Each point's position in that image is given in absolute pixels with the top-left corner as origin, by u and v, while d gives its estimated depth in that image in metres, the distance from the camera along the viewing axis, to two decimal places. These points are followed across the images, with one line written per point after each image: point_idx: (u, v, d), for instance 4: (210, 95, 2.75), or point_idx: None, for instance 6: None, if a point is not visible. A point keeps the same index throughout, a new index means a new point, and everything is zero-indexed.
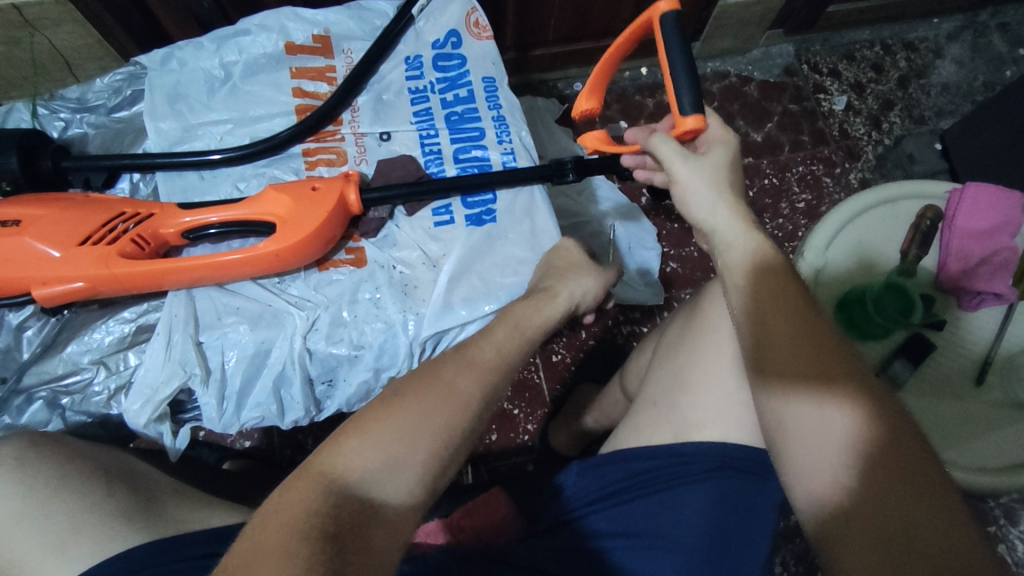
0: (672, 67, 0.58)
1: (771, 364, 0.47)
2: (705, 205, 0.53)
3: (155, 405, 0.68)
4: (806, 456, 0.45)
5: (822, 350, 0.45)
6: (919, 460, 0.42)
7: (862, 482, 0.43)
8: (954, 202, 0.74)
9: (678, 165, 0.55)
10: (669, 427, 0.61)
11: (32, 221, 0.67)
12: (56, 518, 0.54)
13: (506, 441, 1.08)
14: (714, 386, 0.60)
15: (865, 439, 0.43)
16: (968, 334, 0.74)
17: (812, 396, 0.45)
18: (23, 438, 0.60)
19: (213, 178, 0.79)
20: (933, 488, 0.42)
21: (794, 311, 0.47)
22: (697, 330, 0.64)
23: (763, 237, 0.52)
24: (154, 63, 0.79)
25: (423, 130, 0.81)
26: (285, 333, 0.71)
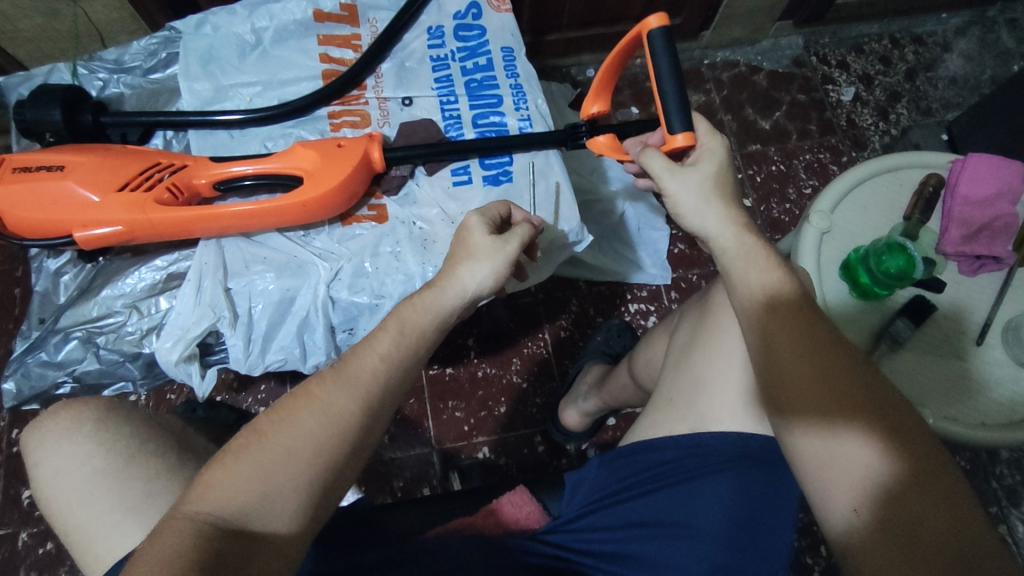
0: (663, 94, 0.63)
1: (787, 400, 0.48)
2: (697, 217, 0.57)
3: (187, 343, 0.72)
4: (828, 487, 0.46)
5: (834, 383, 0.47)
6: (943, 487, 0.43)
7: (886, 510, 0.44)
8: (956, 170, 0.77)
9: (666, 179, 0.59)
10: (686, 422, 0.64)
11: (74, 166, 0.71)
12: (131, 483, 0.57)
13: (514, 412, 1.12)
14: (726, 384, 0.63)
15: (876, 454, 0.45)
16: (971, 298, 0.76)
17: (829, 428, 0.46)
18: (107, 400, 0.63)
19: (242, 137, 0.83)
20: (947, 498, 0.43)
21: (807, 347, 0.49)
22: (709, 331, 0.67)
23: (756, 244, 0.55)
24: (189, 28, 0.83)
25: (443, 96, 0.84)
26: (310, 282, 0.75)
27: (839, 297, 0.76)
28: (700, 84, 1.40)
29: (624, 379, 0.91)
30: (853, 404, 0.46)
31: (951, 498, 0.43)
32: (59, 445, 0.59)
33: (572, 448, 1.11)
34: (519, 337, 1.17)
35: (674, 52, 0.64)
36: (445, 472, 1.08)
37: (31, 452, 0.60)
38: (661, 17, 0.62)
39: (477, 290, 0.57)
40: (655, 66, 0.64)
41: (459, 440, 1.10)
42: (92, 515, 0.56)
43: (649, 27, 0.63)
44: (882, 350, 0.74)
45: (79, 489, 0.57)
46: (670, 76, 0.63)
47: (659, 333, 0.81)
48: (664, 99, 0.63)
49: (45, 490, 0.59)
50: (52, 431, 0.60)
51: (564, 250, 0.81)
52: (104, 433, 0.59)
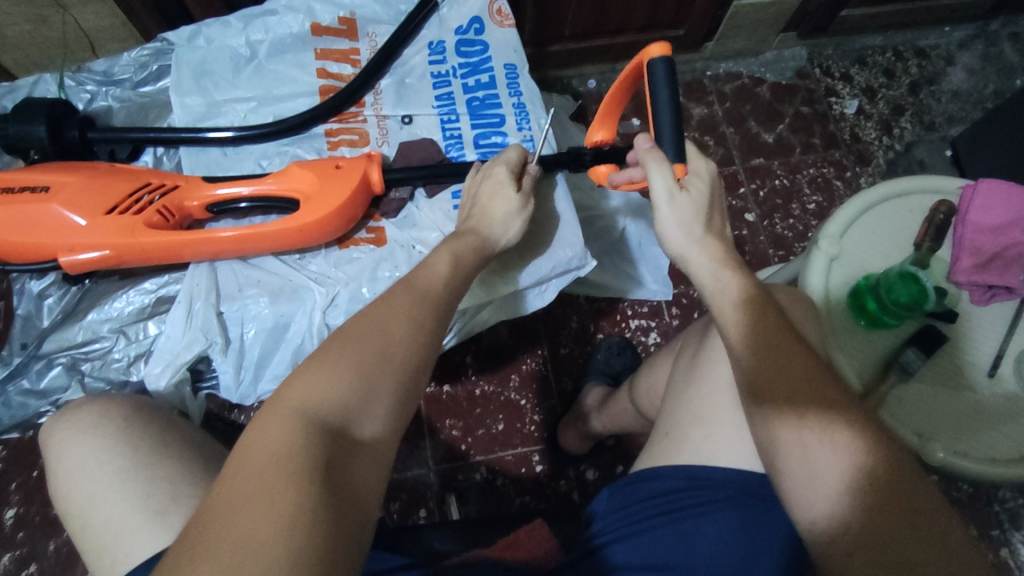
0: (658, 118, 0.62)
1: (767, 399, 0.50)
2: (680, 243, 0.58)
3: (176, 368, 0.70)
4: (807, 485, 0.48)
5: (810, 383, 0.50)
6: (909, 482, 0.46)
7: (860, 503, 0.46)
8: (968, 196, 0.75)
9: (663, 202, 0.58)
10: (681, 458, 0.61)
11: (60, 187, 0.69)
12: (158, 483, 0.57)
13: (513, 430, 1.10)
14: (725, 419, 0.60)
15: (852, 463, 0.47)
16: (983, 328, 0.75)
17: (805, 425, 0.49)
18: (129, 403, 0.63)
19: (236, 155, 0.81)
20: (914, 505, 0.45)
21: (783, 350, 0.52)
22: (706, 363, 0.65)
23: (736, 273, 0.57)
24: (182, 40, 0.81)
25: (444, 114, 0.82)
26: (304, 307, 0.72)
27: (847, 324, 0.74)
28: (703, 96, 1.37)
29: (626, 404, 0.90)
30: (828, 403, 0.49)
31: (918, 492, 0.46)
32: (86, 436, 0.60)
33: (572, 469, 1.09)
34: (518, 353, 1.15)
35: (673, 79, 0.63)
36: (442, 492, 1.06)
37: (58, 443, 0.61)
38: (665, 46, 0.61)
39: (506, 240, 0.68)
40: (652, 92, 0.63)
41: (456, 460, 1.08)
42: (117, 514, 0.56)
43: (652, 55, 0.62)
44: (892, 380, 0.71)
45: (102, 486, 0.57)
46: (669, 104, 0.63)
47: (663, 358, 0.78)
48: (658, 125, 0.63)
49: (67, 484, 0.59)
50: (81, 423, 0.61)
51: (569, 275, 0.80)
52: (132, 431, 0.60)
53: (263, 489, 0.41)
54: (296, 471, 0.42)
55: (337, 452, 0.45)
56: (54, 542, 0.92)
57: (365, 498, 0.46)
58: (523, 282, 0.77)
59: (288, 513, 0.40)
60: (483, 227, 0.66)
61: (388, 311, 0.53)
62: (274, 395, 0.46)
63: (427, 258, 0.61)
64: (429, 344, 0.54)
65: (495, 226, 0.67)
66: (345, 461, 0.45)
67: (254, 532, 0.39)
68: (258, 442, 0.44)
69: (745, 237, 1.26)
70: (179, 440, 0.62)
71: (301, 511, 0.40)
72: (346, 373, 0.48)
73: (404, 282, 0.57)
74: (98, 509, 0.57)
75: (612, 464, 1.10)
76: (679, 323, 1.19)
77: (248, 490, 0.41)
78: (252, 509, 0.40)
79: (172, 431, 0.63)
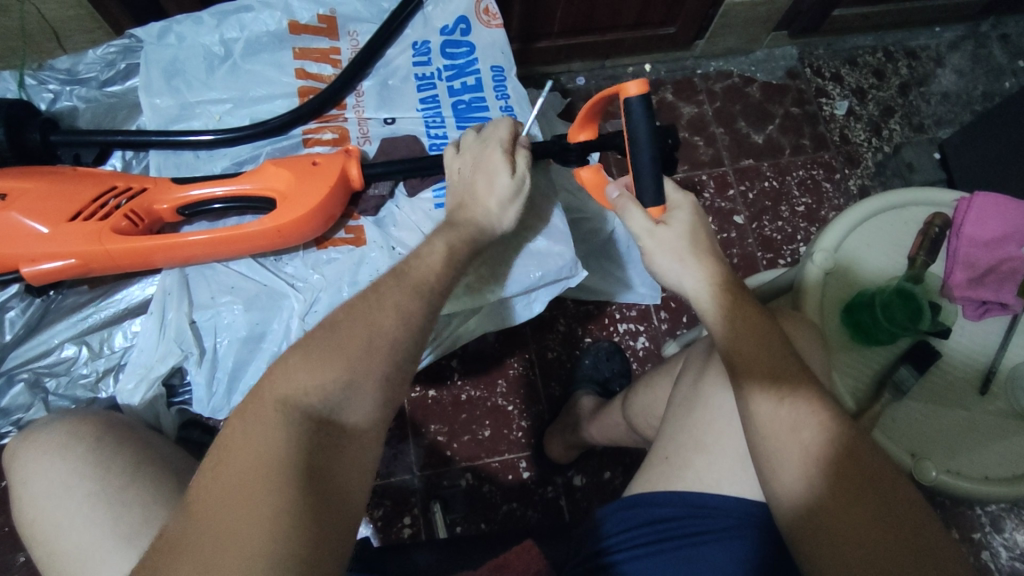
0: (637, 162, 0.61)
1: (744, 375, 0.53)
2: (674, 277, 0.59)
3: (149, 382, 0.67)
4: (779, 460, 0.49)
5: (788, 365, 0.52)
6: (874, 466, 0.47)
7: (829, 487, 0.47)
8: (962, 209, 0.73)
9: (645, 238, 0.60)
10: (679, 483, 0.59)
11: (18, 195, 0.65)
12: (130, 509, 0.54)
13: (500, 436, 1.08)
14: (719, 446, 0.59)
15: (824, 441, 0.48)
16: (974, 343, 0.74)
17: (780, 400, 0.50)
18: (96, 423, 0.59)
19: (209, 156, 0.77)
20: (880, 487, 0.46)
21: (761, 334, 0.54)
22: (709, 387, 0.62)
23: (721, 295, 0.57)
24: (151, 36, 0.76)
25: (429, 117, 0.79)
26: (282, 315, 0.70)
27: (842, 341, 0.73)
28: (692, 95, 1.35)
29: (615, 417, 0.88)
30: (802, 385, 0.51)
31: (886, 477, 0.47)
32: (52, 460, 0.56)
33: (559, 476, 1.07)
34: (504, 356, 1.12)
35: (654, 115, 0.60)
36: (427, 500, 1.04)
37: (21, 465, 0.57)
38: (641, 85, 0.58)
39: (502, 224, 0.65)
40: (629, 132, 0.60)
41: (441, 467, 1.06)
42: (85, 542, 0.53)
43: (627, 93, 0.59)
44: (885, 399, 0.71)
45: (68, 512, 0.54)
46: (647, 148, 0.60)
47: (660, 378, 0.77)
48: (637, 172, 0.61)
49: (33, 510, 0.55)
50: (47, 444, 0.57)
51: (558, 285, 0.77)
52: (102, 453, 0.56)
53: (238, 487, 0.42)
54: (275, 473, 0.43)
55: (318, 445, 0.46)
56: (23, 555, 0.88)
57: (344, 509, 0.46)
58: (509, 289, 0.74)
59: (266, 529, 0.40)
60: (478, 215, 0.64)
61: (371, 330, 0.51)
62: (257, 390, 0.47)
63: (421, 247, 0.60)
64: (409, 367, 0.52)
65: (493, 216, 0.64)
66: (326, 453, 0.46)
67: (227, 529, 0.40)
68: (237, 442, 0.44)
69: (734, 240, 1.25)
70: (150, 461, 0.58)
71: (278, 514, 0.41)
72: None
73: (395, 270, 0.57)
74: (67, 537, 0.53)
75: (599, 470, 1.08)
76: (667, 327, 1.17)
77: (223, 487, 0.42)
78: (232, 511, 0.41)
79: (147, 450, 0.59)
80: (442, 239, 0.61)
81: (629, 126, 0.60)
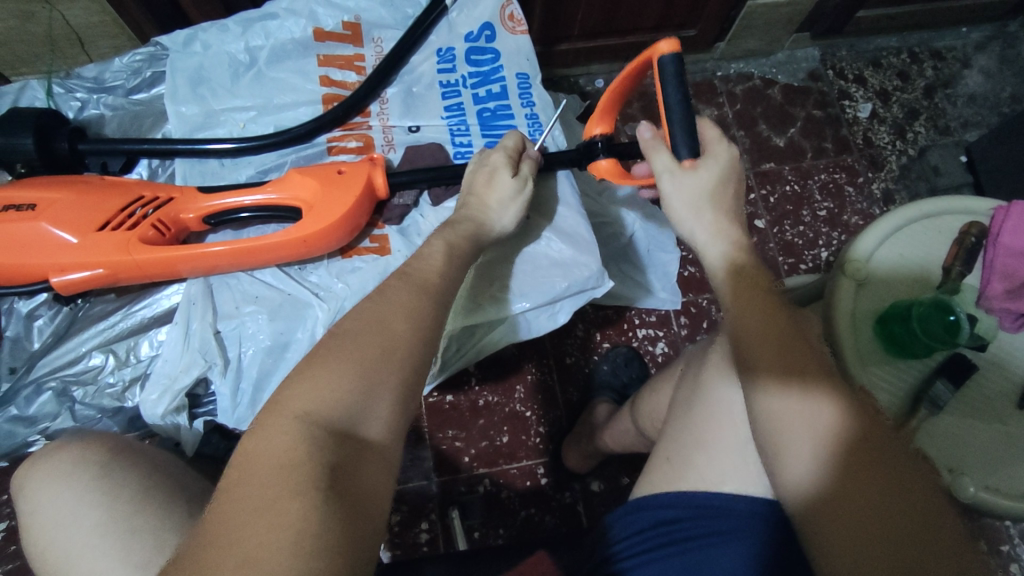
0: (670, 114, 0.60)
1: (753, 358, 0.48)
2: (685, 221, 0.59)
3: (174, 395, 0.67)
4: (789, 450, 0.45)
5: (801, 348, 0.48)
6: (890, 455, 0.43)
7: (843, 478, 0.42)
8: (999, 219, 0.71)
9: (665, 179, 0.60)
10: (682, 484, 0.58)
11: (47, 204, 0.65)
12: (140, 537, 0.54)
13: (518, 442, 1.08)
14: (727, 442, 0.57)
15: (841, 430, 0.44)
16: (1010, 356, 0.72)
17: (791, 386, 0.46)
18: (108, 447, 0.60)
19: (233, 165, 0.77)
20: (900, 477, 0.42)
21: (773, 313, 0.50)
22: (700, 383, 0.61)
23: (735, 250, 0.57)
24: (177, 45, 0.76)
25: (454, 125, 0.78)
26: (306, 324, 0.69)
27: (876, 354, 0.71)
28: (712, 97, 1.34)
29: (624, 424, 0.87)
30: (817, 371, 0.46)
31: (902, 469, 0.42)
32: (61, 488, 0.56)
33: (576, 482, 1.06)
34: (522, 362, 1.12)
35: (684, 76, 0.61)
36: (444, 506, 1.03)
37: (31, 493, 0.57)
38: (673, 43, 0.59)
39: (501, 228, 0.68)
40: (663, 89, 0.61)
41: (458, 472, 1.05)
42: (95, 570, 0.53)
43: (660, 52, 0.60)
44: (922, 414, 0.69)
45: (77, 542, 0.54)
46: (680, 105, 0.60)
47: (664, 381, 0.76)
48: (670, 121, 0.60)
49: (42, 539, 0.55)
50: (56, 472, 0.57)
51: (583, 296, 0.76)
52: (111, 481, 0.57)
53: (265, 503, 0.39)
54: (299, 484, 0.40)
55: (342, 457, 0.43)
56: None
57: (369, 532, 0.42)
58: (531, 300, 0.74)
59: (290, 545, 0.37)
60: (477, 214, 0.66)
61: (388, 338, 0.50)
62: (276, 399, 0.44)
63: (422, 250, 0.61)
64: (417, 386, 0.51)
65: (489, 214, 0.67)
66: (353, 467, 0.44)
67: (258, 547, 0.36)
68: (256, 451, 0.42)
69: (756, 244, 1.23)
70: (159, 487, 0.58)
71: (303, 529, 0.38)
72: (347, 400, 0.46)
73: (402, 274, 0.57)
74: (75, 569, 0.54)
75: (617, 476, 1.07)
76: (687, 332, 1.15)
77: (250, 503, 0.39)
78: (255, 527, 0.37)
79: (157, 475, 0.59)
80: (448, 256, 0.60)
81: (666, 84, 0.60)
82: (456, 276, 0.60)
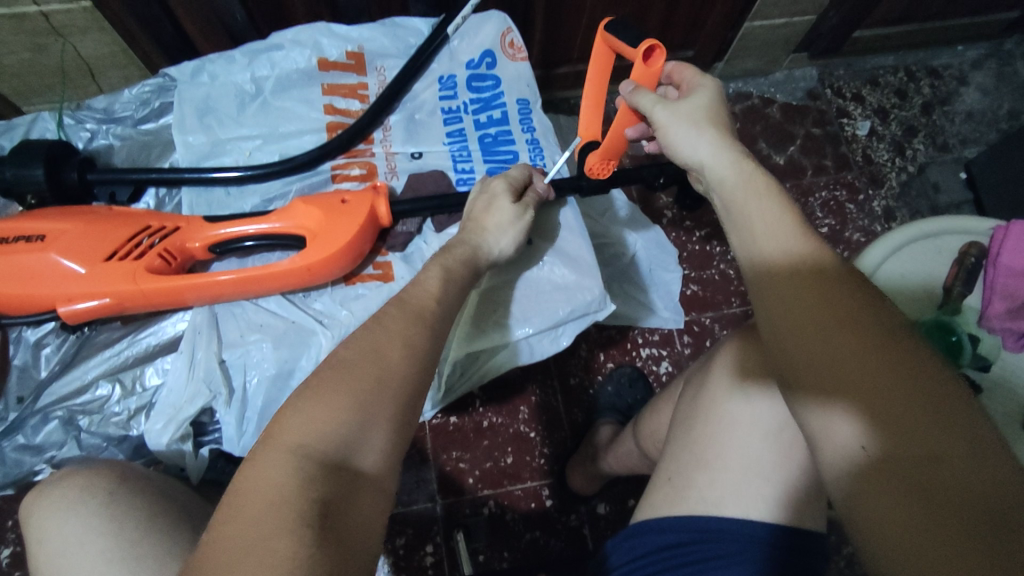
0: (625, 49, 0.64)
1: (779, 362, 0.42)
2: (688, 147, 0.54)
3: (178, 424, 0.67)
4: (818, 456, 0.40)
5: (826, 345, 0.39)
6: (938, 454, 0.35)
7: (876, 498, 0.36)
8: (999, 238, 0.70)
9: (658, 111, 0.57)
10: (686, 506, 0.57)
11: (57, 235, 0.66)
12: (143, 565, 0.54)
13: (523, 463, 1.07)
14: (731, 463, 0.56)
15: (872, 444, 0.37)
16: (1013, 377, 0.72)
17: (814, 398, 0.40)
18: (113, 473, 0.60)
19: (239, 193, 0.78)
20: (946, 493, 0.34)
21: (798, 296, 0.41)
22: (707, 401, 0.61)
23: (740, 159, 0.51)
24: (184, 76, 0.78)
25: (455, 150, 0.80)
26: (310, 352, 0.70)
27: None
28: None
29: (627, 446, 0.87)
30: (845, 375, 0.38)
31: (955, 470, 0.34)
32: (67, 516, 0.56)
33: (582, 505, 1.05)
34: (525, 383, 1.12)
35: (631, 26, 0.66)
36: (449, 529, 1.02)
37: (37, 522, 0.57)
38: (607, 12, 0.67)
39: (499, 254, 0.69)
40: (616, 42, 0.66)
41: (462, 493, 1.05)
42: None
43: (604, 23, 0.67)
44: None
45: (84, 571, 0.54)
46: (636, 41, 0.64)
47: (664, 402, 0.76)
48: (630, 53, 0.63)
49: (49, 568, 0.56)
50: (62, 500, 0.57)
51: (586, 319, 0.76)
52: (117, 509, 0.57)
53: (256, 541, 0.38)
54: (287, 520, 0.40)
55: (335, 491, 0.43)
56: None
57: (361, 565, 0.42)
58: (535, 325, 0.74)
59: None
60: (475, 237, 0.67)
61: (380, 366, 0.50)
62: (274, 433, 0.44)
63: (419, 275, 0.62)
64: (413, 412, 0.51)
65: (486, 236, 0.67)
66: (344, 501, 0.43)
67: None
68: (244, 485, 0.42)
69: None
70: (165, 514, 0.58)
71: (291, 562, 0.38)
72: (348, 431, 0.46)
73: (397, 304, 0.57)
74: None
75: (624, 498, 1.07)
76: (690, 351, 1.15)
77: (253, 538, 0.39)
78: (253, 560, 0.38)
79: (161, 503, 0.59)
80: (444, 282, 0.61)
81: (615, 36, 0.65)
82: (452, 305, 0.61)
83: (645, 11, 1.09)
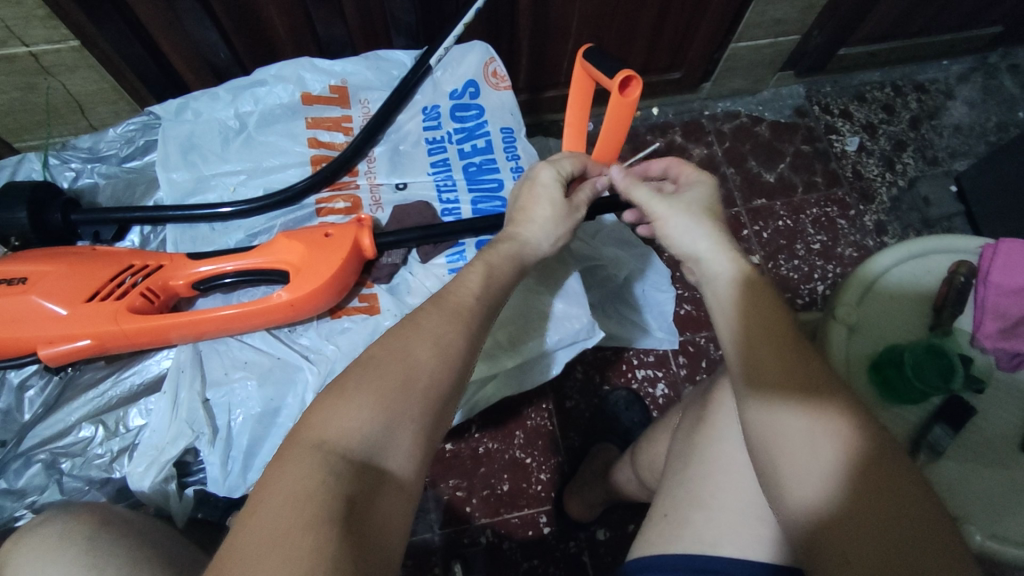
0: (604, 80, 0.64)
1: (762, 378, 0.47)
2: (682, 242, 0.57)
3: (160, 466, 0.66)
4: (797, 467, 0.44)
5: (808, 368, 0.46)
6: (900, 513, 0.40)
7: (854, 498, 0.42)
8: (988, 256, 0.71)
9: (656, 205, 0.60)
10: (681, 544, 0.55)
11: (38, 277, 0.66)
12: None
13: (519, 490, 1.05)
14: (732, 504, 0.55)
15: (851, 451, 0.43)
16: (1008, 396, 0.72)
17: (799, 408, 0.45)
18: (94, 516, 0.59)
19: (223, 229, 0.78)
20: (905, 494, 0.41)
21: (775, 326, 0.49)
22: (703, 436, 0.60)
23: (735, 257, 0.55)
24: (169, 113, 0.78)
25: (440, 180, 0.80)
26: (295, 389, 0.69)
27: (873, 401, 0.71)
28: (702, 136, 1.35)
29: (624, 472, 0.85)
30: (824, 389, 0.45)
31: (910, 521, 0.40)
32: (44, 564, 0.55)
33: (581, 531, 1.03)
34: (521, 407, 1.10)
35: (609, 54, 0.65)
36: (446, 561, 1.00)
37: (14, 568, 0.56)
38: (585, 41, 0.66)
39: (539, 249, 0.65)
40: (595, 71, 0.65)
41: (459, 523, 1.03)
42: None
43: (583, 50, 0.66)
44: (921, 460, 0.69)
45: None
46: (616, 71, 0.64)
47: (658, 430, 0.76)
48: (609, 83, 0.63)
49: None
50: (42, 545, 0.56)
51: (576, 346, 0.77)
52: (96, 555, 0.55)
53: (283, 534, 0.38)
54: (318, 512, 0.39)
55: (360, 488, 0.43)
56: None
57: None
58: (525, 355, 0.74)
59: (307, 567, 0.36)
60: (522, 234, 0.64)
61: (388, 370, 0.48)
62: None
63: None
64: None
65: (534, 232, 0.65)
66: (367, 499, 0.43)
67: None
68: (275, 480, 0.41)
69: None
70: (148, 559, 0.57)
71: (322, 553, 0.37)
72: None
73: (435, 300, 0.55)
74: None
75: (624, 522, 1.05)
76: (686, 372, 1.14)
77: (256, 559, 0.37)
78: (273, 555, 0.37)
79: (145, 547, 0.58)
80: (481, 278, 0.58)
81: (593, 66, 0.64)
82: (492, 299, 0.58)
83: (630, 35, 1.10)
